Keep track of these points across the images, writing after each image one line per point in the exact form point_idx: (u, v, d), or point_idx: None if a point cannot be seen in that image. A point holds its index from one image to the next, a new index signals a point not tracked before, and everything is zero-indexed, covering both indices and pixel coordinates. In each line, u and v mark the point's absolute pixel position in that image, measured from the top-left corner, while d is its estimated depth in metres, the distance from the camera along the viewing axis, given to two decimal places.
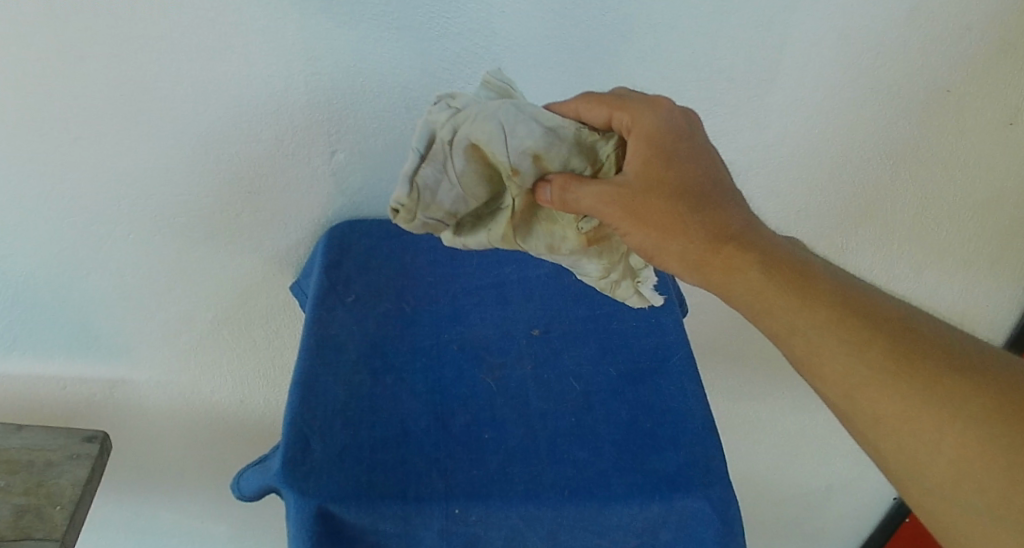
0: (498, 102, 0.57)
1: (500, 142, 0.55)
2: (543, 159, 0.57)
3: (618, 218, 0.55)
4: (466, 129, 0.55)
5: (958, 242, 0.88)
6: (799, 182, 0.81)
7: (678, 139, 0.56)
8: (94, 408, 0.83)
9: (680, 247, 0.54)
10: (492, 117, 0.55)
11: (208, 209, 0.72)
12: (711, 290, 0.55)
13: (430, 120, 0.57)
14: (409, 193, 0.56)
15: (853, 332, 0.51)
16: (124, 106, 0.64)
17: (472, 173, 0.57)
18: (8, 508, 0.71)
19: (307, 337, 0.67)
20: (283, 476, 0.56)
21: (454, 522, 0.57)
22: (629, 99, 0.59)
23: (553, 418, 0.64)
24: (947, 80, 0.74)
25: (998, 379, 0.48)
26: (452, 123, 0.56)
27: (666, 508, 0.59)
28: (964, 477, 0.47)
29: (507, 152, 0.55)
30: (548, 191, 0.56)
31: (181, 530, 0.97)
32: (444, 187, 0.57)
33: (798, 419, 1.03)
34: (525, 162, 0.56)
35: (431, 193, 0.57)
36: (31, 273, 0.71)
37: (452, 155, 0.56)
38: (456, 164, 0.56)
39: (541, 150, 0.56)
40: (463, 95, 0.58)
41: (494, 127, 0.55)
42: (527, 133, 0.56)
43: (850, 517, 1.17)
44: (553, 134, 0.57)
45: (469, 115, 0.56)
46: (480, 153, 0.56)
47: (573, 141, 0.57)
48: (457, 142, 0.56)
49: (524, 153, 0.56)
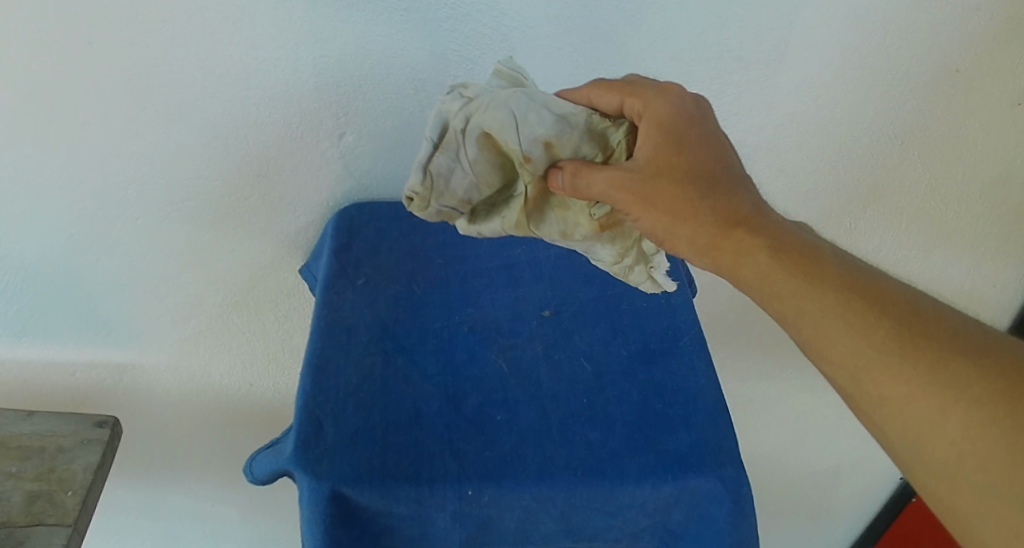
0: (509, 91, 0.56)
1: (512, 130, 0.55)
2: (555, 146, 0.56)
3: (629, 202, 0.54)
4: (478, 118, 0.55)
5: (967, 221, 0.87)
6: (809, 162, 0.80)
7: (688, 123, 0.55)
8: (105, 393, 0.83)
9: (690, 231, 0.54)
10: (504, 106, 0.55)
11: (217, 193, 0.71)
12: (721, 274, 0.54)
13: (444, 109, 0.57)
14: (423, 181, 0.57)
15: (861, 316, 0.51)
16: (134, 90, 0.63)
17: (486, 161, 0.57)
18: (20, 495, 0.71)
19: (318, 319, 0.66)
20: (296, 459, 0.56)
21: (467, 504, 0.57)
22: (640, 85, 0.58)
23: (565, 399, 0.64)
24: (957, 59, 0.74)
25: (1001, 362, 0.48)
26: (465, 112, 0.56)
27: (678, 487, 0.59)
28: (968, 457, 0.47)
29: (518, 140, 0.55)
30: (559, 177, 0.55)
31: (192, 513, 0.97)
32: (457, 175, 0.57)
33: (806, 397, 1.03)
34: (537, 149, 0.56)
35: (445, 181, 0.57)
36: (41, 259, 0.71)
37: (466, 143, 0.56)
38: (469, 152, 0.56)
39: (552, 138, 0.56)
40: (476, 85, 0.58)
41: (505, 116, 0.55)
42: (538, 121, 0.55)
43: (857, 494, 1.17)
44: (565, 121, 0.56)
45: (482, 103, 0.56)
46: (493, 140, 0.56)
47: (584, 128, 0.57)
48: (470, 130, 0.55)
49: (535, 141, 0.56)
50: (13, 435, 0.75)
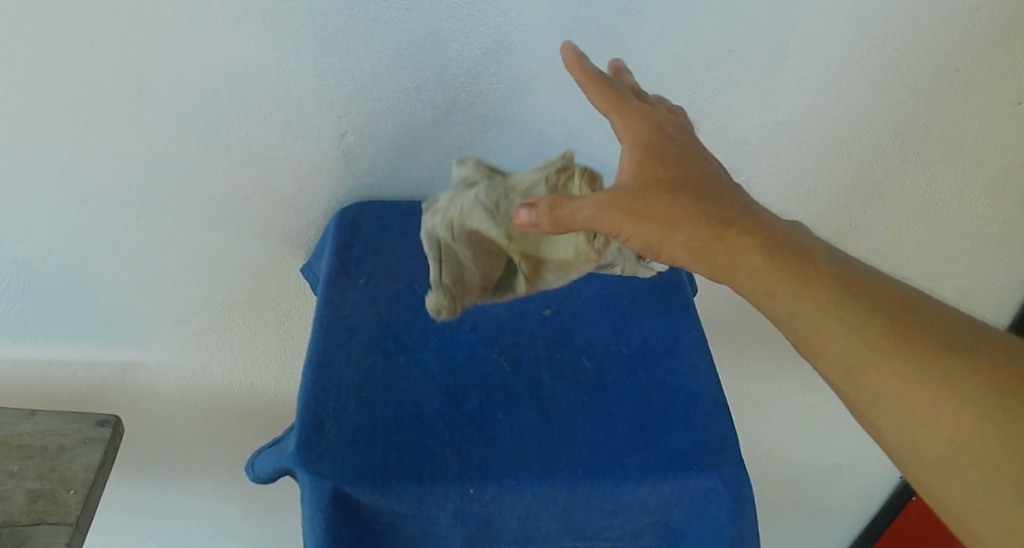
0: (472, 189, 0.60)
1: (488, 221, 0.59)
2: (532, 217, 0.59)
3: (621, 220, 0.53)
4: (458, 222, 0.59)
5: (967, 221, 0.87)
6: (809, 161, 0.81)
7: (671, 141, 0.57)
8: (107, 392, 0.83)
9: (685, 236, 0.53)
10: (474, 205, 0.59)
11: (218, 193, 0.71)
12: (715, 279, 0.53)
13: (432, 233, 0.60)
14: (444, 295, 0.58)
15: (854, 314, 0.51)
16: (136, 90, 0.64)
17: (482, 255, 0.60)
18: (21, 493, 0.71)
19: (319, 318, 0.67)
20: (298, 457, 0.57)
21: (468, 502, 0.58)
22: (627, 96, 0.58)
23: (565, 398, 0.64)
24: (956, 58, 0.74)
25: (992, 357, 0.49)
26: (448, 222, 0.59)
27: (679, 486, 0.59)
28: (963, 453, 0.47)
29: (497, 227, 0.59)
30: (533, 213, 0.52)
31: (194, 512, 0.97)
32: (467, 276, 0.59)
33: (806, 396, 1.03)
34: (517, 227, 0.59)
35: (460, 283, 0.59)
36: (43, 258, 0.72)
37: (461, 249, 0.59)
38: (466, 256, 0.59)
39: (527, 209, 0.58)
40: (445, 197, 0.62)
41: (478, 210, 0.59)
42: (507, 199, 0.59)
43: (857, 493, 1.18)
44: (530, 190, 0.59)
45: (455, 209, 0.60)
46: (478, 234, 0.59)
47: (548, 190, 0.59)
48: (456, 235, 0.59)
49: (512, 220, 0.59)
50: (15, 434, 0.75)
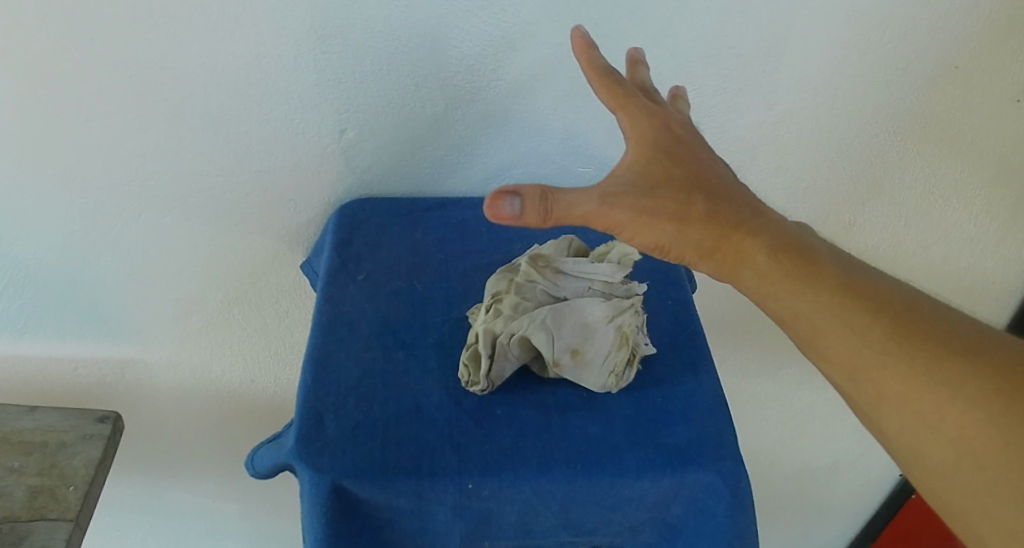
0: (528, 326, 0.62)
1: (547, 349, 0.62)
2: (580, 350, 0.63)
3: (626, 217, 0.51)
4: (509, 348, 0.62)
5: (966, 219, 0.87)
6: (808, 158, 0.81)
7: (676, 140, 0.56)
8: (107, 388, 0.83)
9: (692, 236, 0.53)
10: (529, 334, 0.62)
11: (218, 189, 0.72)
12: (721, 279, 0.54)
13: (471, 358, 0.63)
14: (487, 379, 0.62)
15: (858, 315, 0.51)
16: (136, 86, 0.64)
17: (525, 353, 0.63)
18: (21, 489, 0.71)
19: (319, 314, 0.67)
20: (297, 452, 0.57)
21: (467, 497, 0.58)
22: (632, 92, 0.58)
23: (564, 394, 0.64)
24: (955, 55, 0.74)
25: (994, 360, 0.49)
26: (495, 350, 0.62)
27: (678, 481, 0.59)
28: (964, 456, 0.47)
29: (552, 353, 0.62)
30: (517, 202, 0.48)
31: (193, 509, 0.97)
32: (511, 364, 0.62)
33: (805, 393, 1.04)
34: (565, 355, 0.62)
35: (501, 371, 0.62)
36: (44, 254, 0.72)
37: (505, 362, 0.62)
38: (511, 360, 0.62)
39: (577, 348, 0.63)
40: (493, 322, 0.63)
41: (537, 340, 0.62)
42: (564, 343, 0.62)
43: (856, 491, 1.18)
44: (585, 335, 0.63)
45: (507, 344, 0.62)
46: (524, 349, 0.62)
47: (614, 337, 0.63)
48: (501, 358, 0.62)
49: (565, 351, 0.62)
50: (15, 430, 0.75)
